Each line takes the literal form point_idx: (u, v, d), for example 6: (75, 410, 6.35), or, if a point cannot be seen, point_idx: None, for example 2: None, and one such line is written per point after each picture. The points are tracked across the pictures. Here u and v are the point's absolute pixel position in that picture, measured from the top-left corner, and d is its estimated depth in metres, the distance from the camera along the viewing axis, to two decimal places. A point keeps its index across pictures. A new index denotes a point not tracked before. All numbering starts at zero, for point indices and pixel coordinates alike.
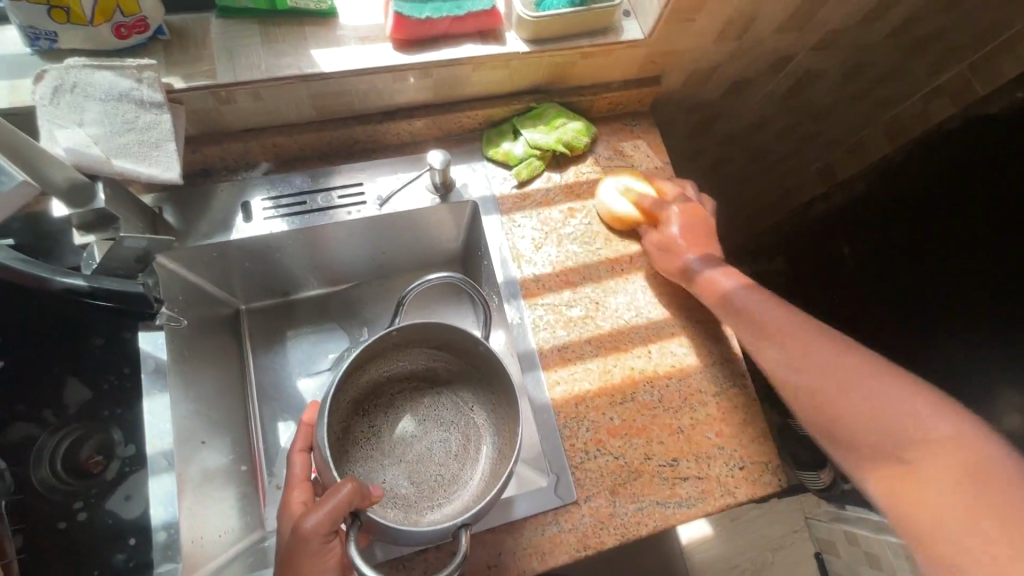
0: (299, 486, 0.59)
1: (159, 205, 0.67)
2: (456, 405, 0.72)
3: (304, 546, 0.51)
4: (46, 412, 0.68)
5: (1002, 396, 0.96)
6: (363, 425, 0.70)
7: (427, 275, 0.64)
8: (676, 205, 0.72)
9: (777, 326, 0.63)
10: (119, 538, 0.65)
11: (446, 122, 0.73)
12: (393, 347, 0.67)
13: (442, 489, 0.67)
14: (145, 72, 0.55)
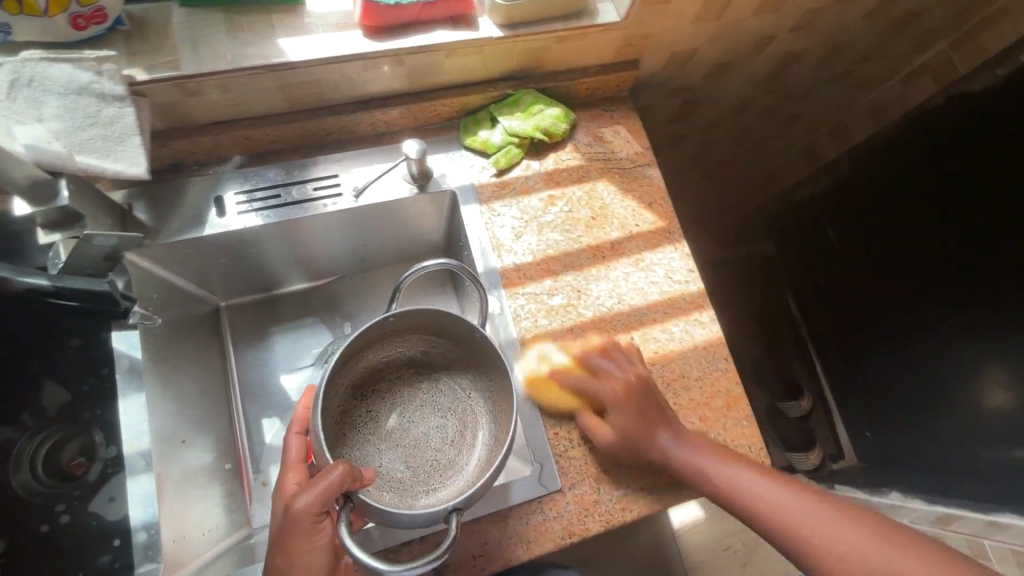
0: (294, 469, 0.59)
1: (130, 200, 0.66)
2: (454, 391, 0.71)
3: (298, 526, 0.51)
4: (23, 415, 0.63)
5: (988, 372, 0.95)
6: (361, 409, 0.69)
7: (424, 262, 0.62)
8: (611, 386, 0.63)
9: (729, 479, 0.59)
10: (105, 541, 0.61)
11: (422, 110, 0.72)
12: (390, 332, 0.67)
13: (438, 474, 0.66)
14: (105, 64, 0.52)
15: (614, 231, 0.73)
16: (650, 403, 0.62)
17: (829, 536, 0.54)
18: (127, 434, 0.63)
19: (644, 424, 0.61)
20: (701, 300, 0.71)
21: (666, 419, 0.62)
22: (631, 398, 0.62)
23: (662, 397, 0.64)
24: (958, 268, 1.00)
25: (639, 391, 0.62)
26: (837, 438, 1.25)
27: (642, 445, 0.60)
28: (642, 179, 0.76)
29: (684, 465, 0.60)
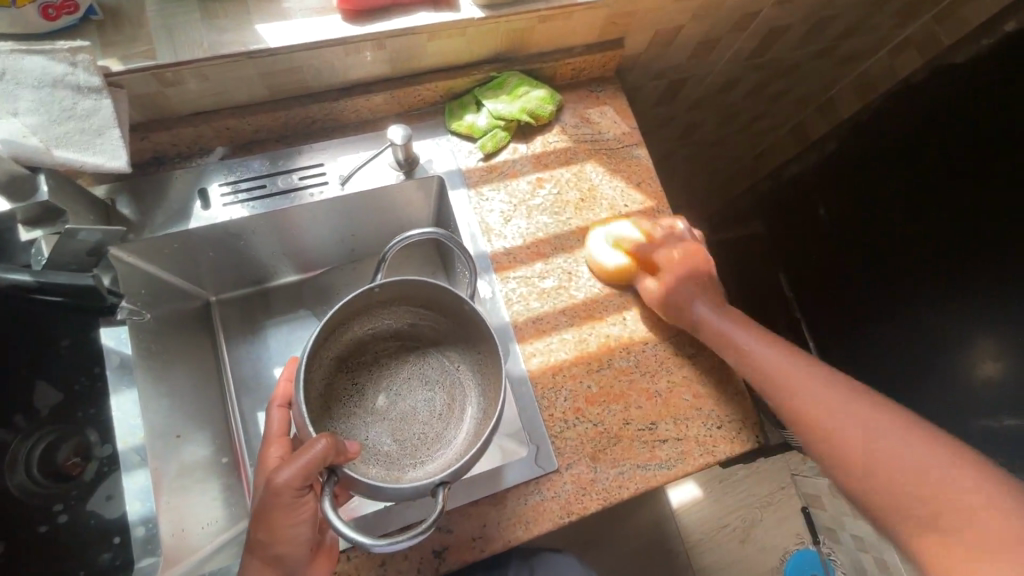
0: (277, 442, 0.60)
1: (113, 196, 0.65)
2: (442, 364, 0.72)
3: (279, 498, 0.51)
4: (17, 417, 0.67)
5: (978, 343, 0.97)
6: (347, 382, 0.70)
7: (409, 232, 0.62)
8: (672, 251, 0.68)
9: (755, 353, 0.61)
10: (104, 537, 0.64)
11: (406, 96, 0.71)
12: (376, 304, 0.67)
13: (426, 447, 0.67)
14: (78, 55, 0.51)
15: (604, 212, 0.73)
16: (703, 278, 0.68)
17: (833, 409, 0.55)
18: (120, 430, 0.62)
19: (693, 290, 0.66)
20: None
21: (716, 297, 0.67)
22: (683, 264, 0.67)
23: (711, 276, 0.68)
24: (952, 249, 1.01)
25: (690, 263, 0.68)
26: None
27: (685, 307, 0.65)
28: (629, 160, 0.76)
29: (719, 336, 0.63)
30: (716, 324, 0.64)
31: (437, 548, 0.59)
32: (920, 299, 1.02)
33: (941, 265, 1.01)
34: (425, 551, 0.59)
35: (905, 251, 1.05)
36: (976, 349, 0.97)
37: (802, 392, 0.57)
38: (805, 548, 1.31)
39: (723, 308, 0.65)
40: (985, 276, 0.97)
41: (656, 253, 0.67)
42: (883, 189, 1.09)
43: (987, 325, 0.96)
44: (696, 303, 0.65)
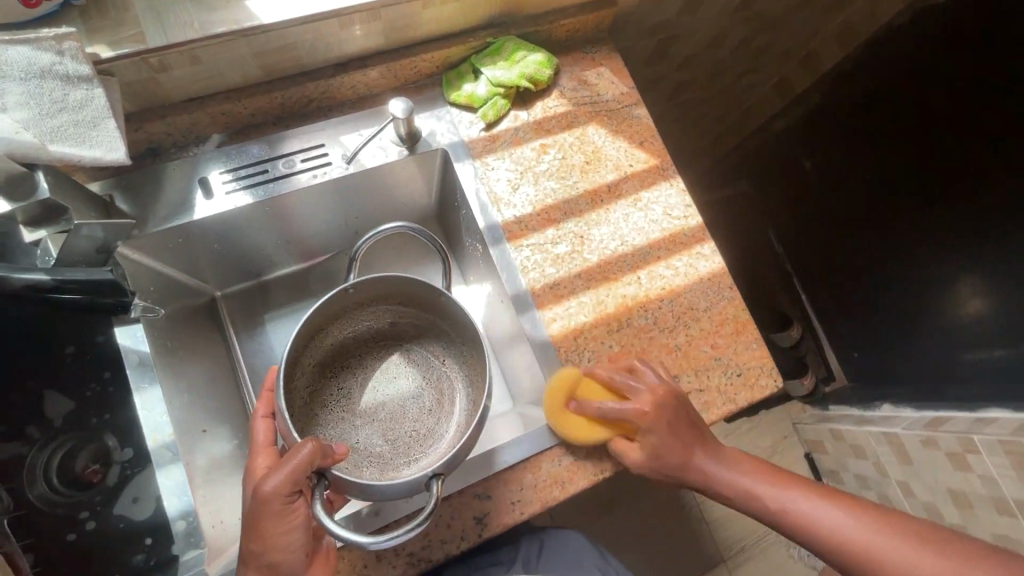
0: (263, 452, 0.59)
1: (109, 192, 0.63)
2: (426, 360, 0.75)
3: (269, 506, 0.51)
4: (30, 429, 0.64)
5: (966, 285, 1.04)
6: (332, 388, 0.72)
7: (380, 228, 0.66)
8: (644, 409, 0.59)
9: (748, 484, 0.62)
10: (135, 540, 0.63)
11: (402, 68, 0.69)
12: (355, 304, 0.70)
13: (418, 444, 0.69)
14: (65, 43, 0.49)
15: (609, 173, 0.73)
16: (684, 428, 0.61)
17: (838, 531, 0.58)
18: (149, 428, 0.63)
19: (687, 452, 0.61)
20: (701, 234, 0.72)
21: (711, 444, 0.63)
22: (663, 418, 0.59)
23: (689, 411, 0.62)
24: (946, 199, 1.07)
25: (670, 412, 0.60)
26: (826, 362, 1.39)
27: (684, 467, 0.61)
28: (630, 120, 0.76)
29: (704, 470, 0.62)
30: (731, 478, 0.62)
31: (478, 515, 0.60)
32: (916, 239, 1.13)
33: (934, 214, 1.09)
34: (467, 519, 0.60)
35: (901, 197, 1.14)
36: (961, 289, 1.05)
37: (829, 527, 0.58)
38: None
39: (733, 462, 0.64)
40: (979, 224, 1.02)
41: (617, 413, 0.59)
42: (886, 135, 1.16)
43: (976, 267, 1.02)
44: (698, 455, 0.62)
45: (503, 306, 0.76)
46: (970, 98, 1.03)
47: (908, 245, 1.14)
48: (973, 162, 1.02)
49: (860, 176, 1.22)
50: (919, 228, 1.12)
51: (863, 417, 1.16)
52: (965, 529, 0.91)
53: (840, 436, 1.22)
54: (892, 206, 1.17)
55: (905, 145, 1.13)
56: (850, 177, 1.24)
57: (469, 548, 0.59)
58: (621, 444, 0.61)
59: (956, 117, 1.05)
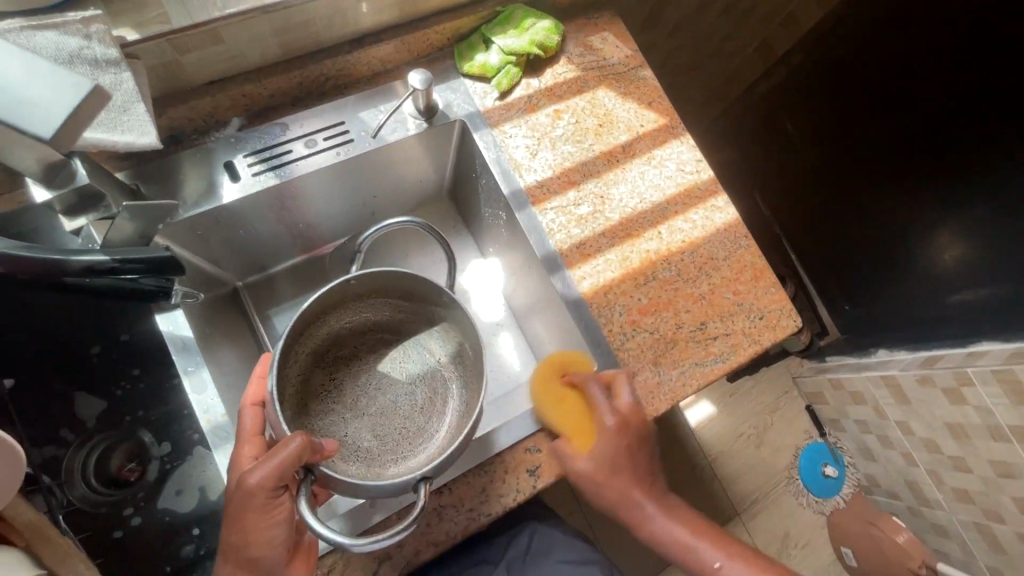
0: (250, 441, 0.58)
1: (134, 181, 0.62)
2: (422, 356, 0.73)
3: (251, 500, 0.50)
4: (64, 432, 0.67)
5: (941, 239, 1.10)
6: (324, 377, 0.70)
7: (387, 222, 0.68)
8: (609, 416, 0.61)
9: (680, 538, 0.64)
10: (183, 530, 0.68)
11: (415, 41, 0.70)
12: (354, 296, 0.69)
13: (407, 442, 0.67)
14: (92, 26, 0.49)
15: (622, 134, 0.75)
16: (634, 451, 0.62)
17: None
18: (200, 409, 0.63)
19: (622, 486, 0.63)
20: (714, 186, 0.75)
21: (653, 488, 0.65)
22: (625, 434, 0.61)
23: (647, 446, 0.64)
24: (939, 157, 1.09)
25: (632, 431, 0.61)
26: (820, 317, 1.46)
27: (614, 500, 0.63)
28: (637, 81, 0.78)
29: (638, 518, 0.64)
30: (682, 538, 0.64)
31: (531, 468, 0.62)
32: (902, 195, 1.17)
33: (920, 177, 1.13)
34: (521, 472, 0.62)
35: (890, 162, 1.18)
36: (942, 237, 1.10)
37: None
38: (814, 442, 1.42)
39: (688, 519, 0.65)
40: (974, 178, 1.04)
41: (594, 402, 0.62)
42: (875, 109, 1.19)
43: (960, 214, 1.06)
44: (642, 498, 0.64)
45: (525, 273, 0.78)
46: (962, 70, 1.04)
47: (894, 207, 1.19)
48: (963, 153, 1.06)
49: (846, 142, 1.26)
50: (903, 188, 1.16)
51: (860, 363, 1.22)
52: (965, 459, 1.00)
53: (839, 384, 1.27)
54: (879, 171, 1.21)
55: (898, 118, 1.15)
56: (839, 140, 1.27)
57: (523, 501, 0.62)
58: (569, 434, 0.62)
59: (950, 87, 1.06)
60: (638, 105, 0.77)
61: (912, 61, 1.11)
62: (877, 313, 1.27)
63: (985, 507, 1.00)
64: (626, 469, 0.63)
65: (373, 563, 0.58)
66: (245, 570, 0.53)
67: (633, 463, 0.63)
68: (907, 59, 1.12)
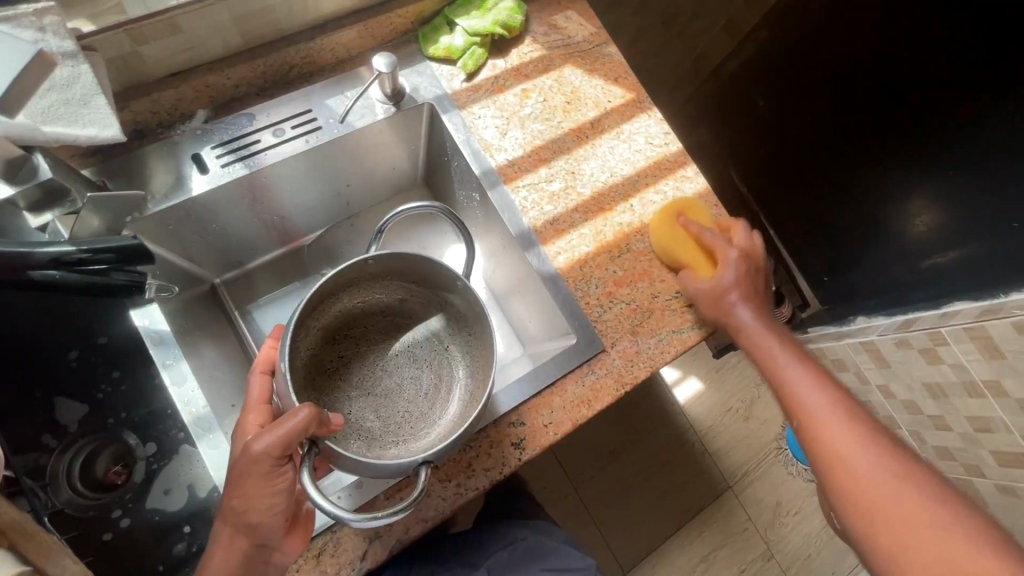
0: (257, 410, 0.59)
1: (100, 177, 0.61)
2: (429, 341, 0.73)
3: (257, 467, 0.51)
4: (46, 438, 0.63)
5: (915, 197, 1.11)
6: (335, 354, 0.70)
7: (403, 207, 0.62)
8: (733, 251, 0.69)
9: (763, 349, 0.68)
10: (174, 530, 0.64)
11: (379, 26, 0.71)
12: (368, 277, 0.68)
13: (409, 425, 0.67)
14: (46, 18, 0.47)
15: (590, 111, 0.76)
16: (750, 286, 0.69)
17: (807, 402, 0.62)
18: (180, 402, 0.68)
19: (733, 304, 0.67)
20: (683, 158, 0.76)
21: (759, 311, 0.69)
22: (740, 270, 0.68)
23: (753, 278, 0.70)
24: (909, 139, 1.11)
25: (747, 265, 0.69)
26: (800, 290, 1.46)
27: (716, 315, 0.68)
28: (602, 58, 0.78)
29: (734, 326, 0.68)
30: (792, 381, 0.64)
31: (515, 442, 0.63)
32: (873, 170, 1.19)
33: (892, 157, 1.15)
34: (505, 445, 0.62)
35: (861, 142, 1.21)
36: (915, 203, 1.11)
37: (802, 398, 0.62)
38: None
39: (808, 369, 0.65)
40: (947, 156, 1.03)
41: (715, 239, 0.69)
42: (846, 97, 1.22)
43: (931, 184, 1.07)
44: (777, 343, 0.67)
45: (502, 254, 0.78)
46: (934, 56, 1.04)
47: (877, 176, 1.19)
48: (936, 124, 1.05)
49: (822, 118, 1.28)
50: (885, 159, 1.16)
51: (840, 330, 1.25)
52: (943, 417, 1.01)
53: (821, 353, 1.29)
54: (851, 142, 1.23)
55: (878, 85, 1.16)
56: (812, 119, 1.30)
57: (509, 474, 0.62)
58: (693, 272, 0.68)
59: (921, 61, 1.07)
60: (604, 82, 0.77)
61: (881, 52, 1.14)
62: (855, 282, 1.29)
63: (964, 462, 1.01)
64: (745, 294, 0.68)
65: (364, 541, 0.59)
66: (243, 534, 0.54)
67: (750, 290, 0.69)
68: (872, 53, 1.15)
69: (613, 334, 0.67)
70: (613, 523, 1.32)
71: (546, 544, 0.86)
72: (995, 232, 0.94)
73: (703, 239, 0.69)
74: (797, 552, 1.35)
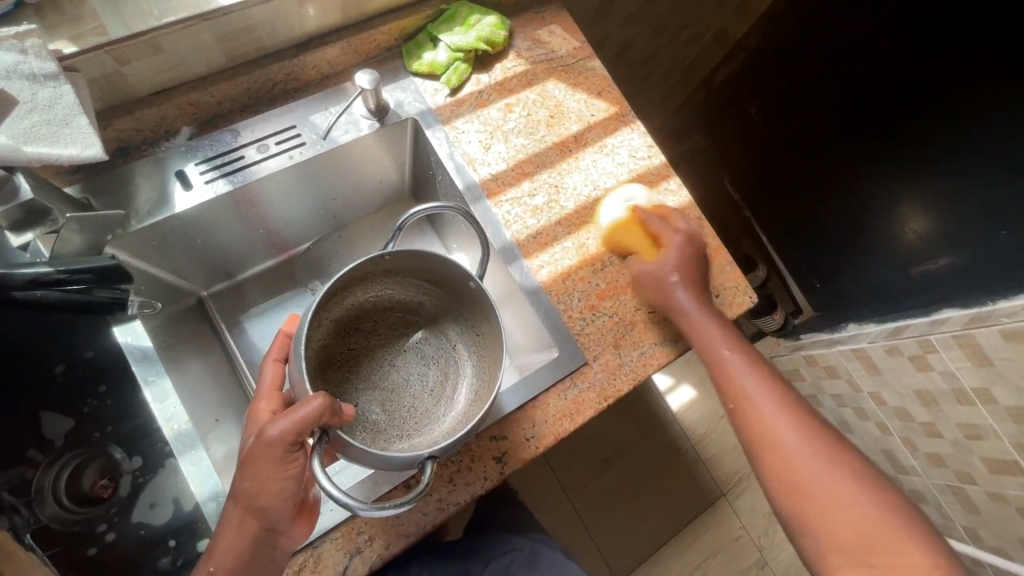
0: (269, 396, 0.57)
1: (84, 195, 0.62)
2: (438, 340, 0.73)
3: (270, 452, 0.51)
4: (32, 452, 0.62)
5: (904, 203, 1.11)
6: (343, 347, 0.70)
7: (419, 207, 0.62)
8: (677, 237, 0.69)
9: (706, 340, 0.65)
10: (158, 544, 0.64)
11: (363, 43, 0.72)
12: (382, 273, 0.67)
13: (414, 420, 0.67)
14: (28, 40, 0.49)
15: (574, 124, 0.76)
16: (696, 273, 0.68)
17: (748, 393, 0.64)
18: (163, 418, 0.69)
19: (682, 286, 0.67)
20: (666, 171, 0.76)
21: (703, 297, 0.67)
22: (684, 251, 0.69)
23: (701, 259, 0.70)
24: (902, 143, 1.10)
25: (693, 251, 0.69)
26: (794, 296, 1.46)
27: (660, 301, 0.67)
28: (586, 72, 0.79)
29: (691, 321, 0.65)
30: (748, 390, 0.64)
31: (497, 456, 0.63)
32: (863, 175, 1.19)
33: (881, 158, 1.15)
34: (487, 459, 0.63)
35: (849, 148, 1.22)
36: (906, 209, 1.10)
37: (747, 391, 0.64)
38: None
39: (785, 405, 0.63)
40: (938, 157, 1.03)
41: (661, 226, 0.70)
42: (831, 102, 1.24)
43: (927, 190, 1.05)
44: (728, 348, 0.66)
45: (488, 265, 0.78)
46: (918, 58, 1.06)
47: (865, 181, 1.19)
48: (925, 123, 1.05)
49: (813, 124, 1.29)
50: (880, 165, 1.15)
51: (832, 338, 1.25)
52: (934, 423, 1.01)
53: (813, 360, 1.29)
54: (839, 148, 1.24)
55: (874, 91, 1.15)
56: (803, 125, 1.31)
57: (491, 489, 0.63)
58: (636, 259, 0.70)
59: (909, 66, 1.08)
60: (588, 95, 0.78)
61: (876, 54, 1.14)
62: (847, 287, 1.29)
63: (956, 468, 1.01)
64: (694, 279, 0.68)
65: (345, 556, 0.58)
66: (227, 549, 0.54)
67: (700, 276, 0.69)
68: (867, 55, 1.15)
69: (593, 347, 0.67)
70: (609, 530, 1.32)
71: (544, 556, 0.86)
72: (986, 229, 0.94)
73: (648, 224, 0.70)
74: (791, 560, 1.35)
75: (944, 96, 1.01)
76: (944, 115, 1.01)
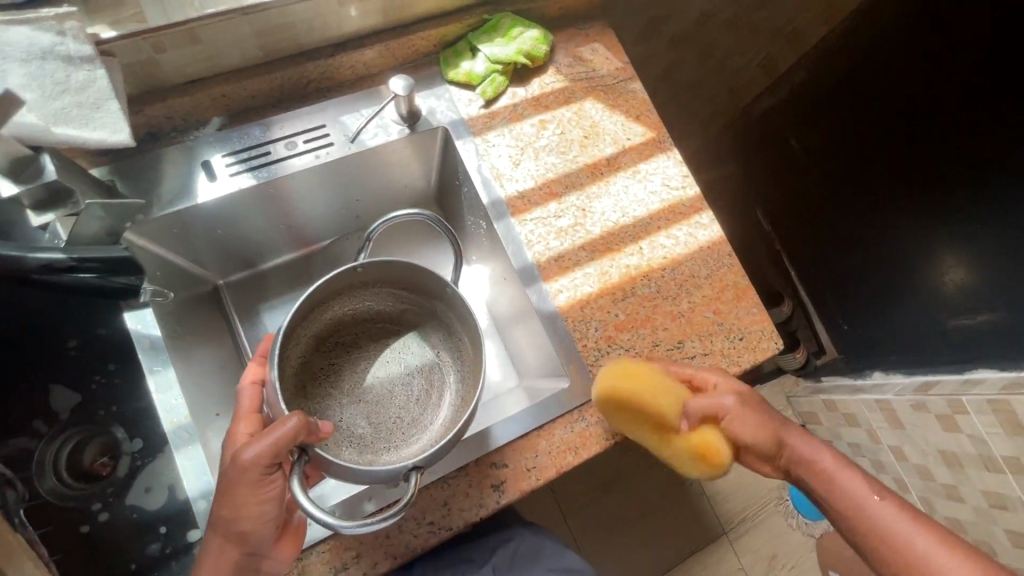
0: (247, 419, 0.56)
1: (109, 177, 0.62)
2: (420, 348, 0.72)
3: (246, 475, 0.50)
4: (38, 423, 0.61)
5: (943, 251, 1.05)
6: (323, 361, 0.69)
7: (392, 215, 0.65)
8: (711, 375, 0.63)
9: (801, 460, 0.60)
10: (149, 529, 0.63)
11: (401, 47, 0.71)
12: (358, 284, 0.66)
13: (401, 430, 0.66)
14: (66, 23, 0.49)
15: (608, 146, 0.74)
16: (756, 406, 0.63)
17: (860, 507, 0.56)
18: (163, 410, 0.67)
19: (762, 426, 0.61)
20: (699, 204, 0.73)
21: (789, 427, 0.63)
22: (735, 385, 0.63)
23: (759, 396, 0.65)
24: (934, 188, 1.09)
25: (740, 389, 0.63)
26: (817, 336, 1.42)
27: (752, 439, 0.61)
28: (626, 94, 0.77)
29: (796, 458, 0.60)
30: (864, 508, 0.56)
31: (496, 484, 0.61)
32: (902, 218, 1.15)
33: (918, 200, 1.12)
34: (484, 487, 0.61)
35: (886, 189, 1.18)
36: (947, 258, 1.06)
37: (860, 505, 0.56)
38: None
39: (909, 515, 0.55)
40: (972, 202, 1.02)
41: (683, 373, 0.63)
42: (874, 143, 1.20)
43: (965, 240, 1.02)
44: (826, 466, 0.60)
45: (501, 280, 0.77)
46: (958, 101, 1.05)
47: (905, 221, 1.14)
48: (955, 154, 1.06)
49: (852, 162, 1.25)
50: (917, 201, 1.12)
51: (854, 385, 1.20)
52: (957, 487, 0.95)
53: (832, 406, 1.23)
54: (879, 189, 1.20)
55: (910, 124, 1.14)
56: (842, 162, 1.27)
57: (486, 517, 0.60)
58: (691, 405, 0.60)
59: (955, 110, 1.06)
60: (625, 117, 0.76)
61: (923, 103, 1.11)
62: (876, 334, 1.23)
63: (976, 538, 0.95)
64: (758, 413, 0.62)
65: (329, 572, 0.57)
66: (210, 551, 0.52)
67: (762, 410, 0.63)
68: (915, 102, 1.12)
69: None
70: (602, 558, 1.28)
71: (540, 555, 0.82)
72: None
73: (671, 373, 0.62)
74: None
75: (995, 147, 0.98)
76: (996, 166, 0.98)
